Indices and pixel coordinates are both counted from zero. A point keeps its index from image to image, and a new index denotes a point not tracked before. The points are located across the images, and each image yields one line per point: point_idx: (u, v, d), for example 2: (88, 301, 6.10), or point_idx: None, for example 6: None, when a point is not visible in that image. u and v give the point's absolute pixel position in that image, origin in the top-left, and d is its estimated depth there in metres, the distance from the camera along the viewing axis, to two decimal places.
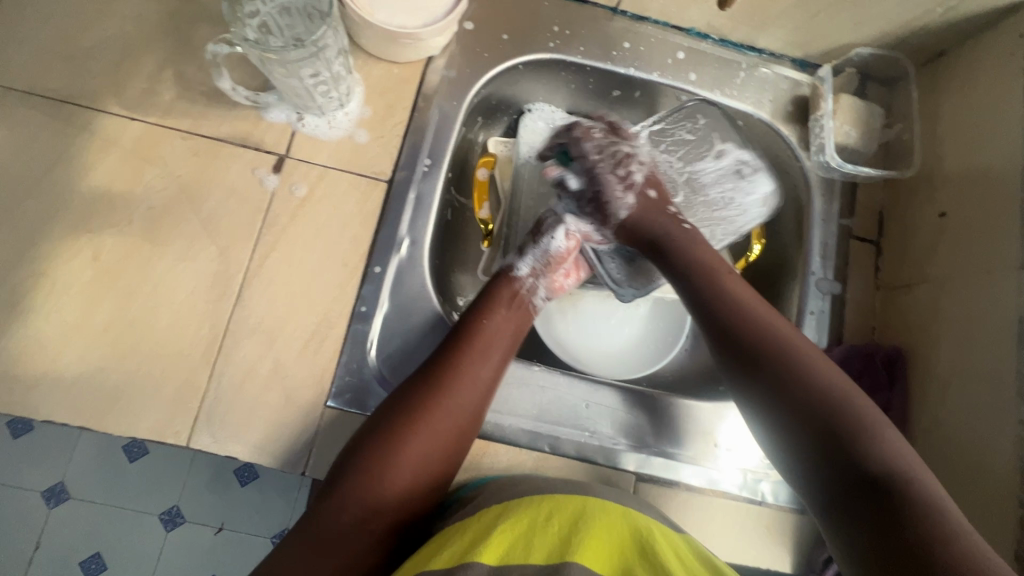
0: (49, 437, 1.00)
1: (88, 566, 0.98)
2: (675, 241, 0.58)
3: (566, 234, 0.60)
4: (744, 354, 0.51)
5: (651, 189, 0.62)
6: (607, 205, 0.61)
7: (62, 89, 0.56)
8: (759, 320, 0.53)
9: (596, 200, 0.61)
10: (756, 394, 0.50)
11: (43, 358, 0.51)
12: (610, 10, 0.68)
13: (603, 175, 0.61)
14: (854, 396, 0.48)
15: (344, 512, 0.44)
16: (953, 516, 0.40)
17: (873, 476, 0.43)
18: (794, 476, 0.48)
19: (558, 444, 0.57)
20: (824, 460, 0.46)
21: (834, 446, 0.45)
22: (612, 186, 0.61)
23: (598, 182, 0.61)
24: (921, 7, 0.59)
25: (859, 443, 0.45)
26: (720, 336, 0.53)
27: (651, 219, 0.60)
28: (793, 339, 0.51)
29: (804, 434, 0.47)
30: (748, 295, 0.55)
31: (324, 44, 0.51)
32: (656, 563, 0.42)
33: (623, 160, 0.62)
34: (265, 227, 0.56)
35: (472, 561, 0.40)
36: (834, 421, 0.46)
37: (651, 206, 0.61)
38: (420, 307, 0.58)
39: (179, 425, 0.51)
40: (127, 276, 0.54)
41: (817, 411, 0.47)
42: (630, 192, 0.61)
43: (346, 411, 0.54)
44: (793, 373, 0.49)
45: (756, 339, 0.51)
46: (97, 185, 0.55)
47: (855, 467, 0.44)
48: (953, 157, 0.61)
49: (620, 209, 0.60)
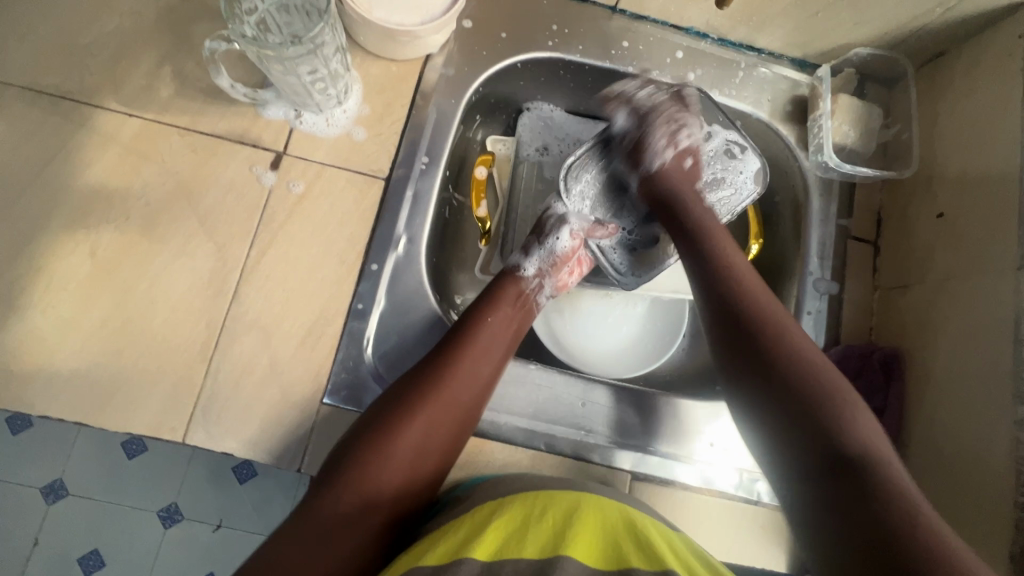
0: (47, 433, 1.00)
1: (86, 562, 0.98)
2: (689, 204, 0.59)
3: (571, 234, 0.62)
4: (737, 325, 0.50)
5: (688, 156, 0.62)
6: (645, 150, 0.62)
7: (60, 86, 0.57)
8: (756, 293, 0.52)
9: (636, 145, 0.62)
10: (743, 364, 0.49)
11: (40, 353, 0.51)
12: (609, 8, 0.68)
13: (654, 123, 0.61)
14: (844, 384, 0.46)
15: (339, 504, 0.44)
16: (925, 510, 0.38)
17: (850, 458, 0.41)
18: (765, 453, 0.46)
19: (555, 442, 0.57)
20: (802, 440, 0.44)
21: (815, 425, 0.43)
22: (658, 132, 0.61)
23: (651, 125, 0.61)
24: (920, 7, 0.59)
25: (841, 427, 0.43)
26: (715, 303, 0.52)
27: (674, 180, 0.61)
28: (789, 320, 0.50)
29: (787, 410, 0.45)
30: (746, 270, 0.54)
31: (321, 42, 0.51)
32: (651, 553, 0.42)
33: (679, 122, 0.61)
34: (262, 224, 0.56)
35: (465, 558, 0.40)
36: (820, 400, 0.44)
37: (683, 173, 0.62)
38: (417, 305, 0.58)
39: (176, 421, 0.51)
40: (124, 272, 0.54)
41: (793, 379, 0.46)
42: (669, 150, 0.61)
43: (342, 408, 0.54)
44: (781, 347, 0.48)
45: (753, 307, 0.50)
46: (94, 181, 0.55)
47: (834, 446, 0.42)
48: (951, 158, 0.61)
49: (654, 160, 0.62)
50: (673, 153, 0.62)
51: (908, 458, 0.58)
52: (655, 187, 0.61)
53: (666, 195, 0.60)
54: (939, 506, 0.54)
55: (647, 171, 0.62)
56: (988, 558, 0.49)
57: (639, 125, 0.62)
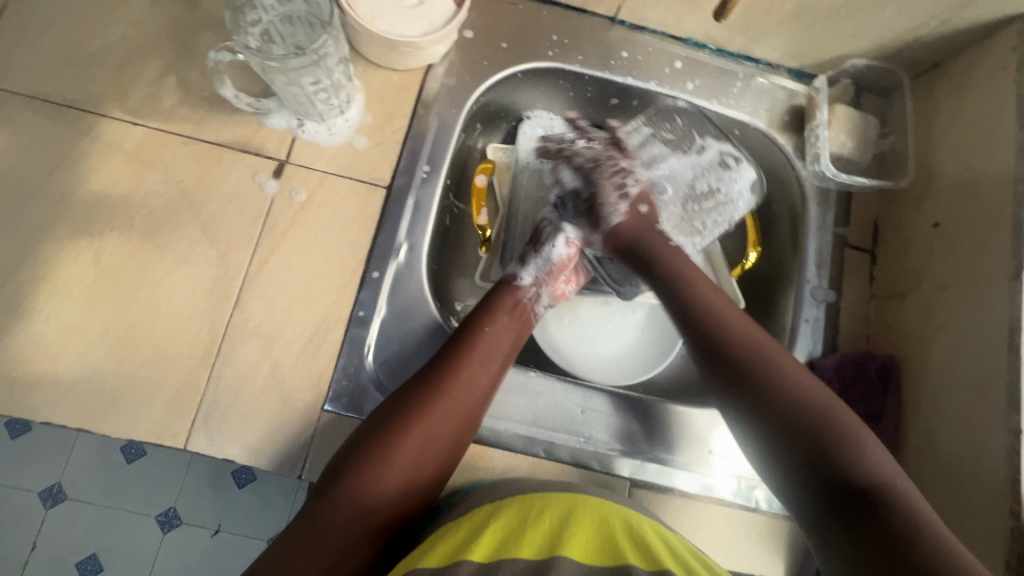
0: (47, 438, 1.00)
1: (85, 567, 0.98)
2: (655, 252, 0.60)
3: (566, 242, 0.63)
4: (727, 369, 0.51)
5: (643, 203, 0.65)
6: (599, 207, 0.64)
7: (65, 94, 0.57)
8: (742, 332, 0.53)
9: (591, 202, 0.65)
10: (742, 405, 0.50)
11: (43, 359, 0.51)
12: (608, 19, 0.68)
13: (601, 179, 0.65)
14: (841, 410, 0.47)
15: (339, 511, 0.45)
16: (938, 527, 0.40)
17: (861, 486, 0.43)
18: (782, 489, 0.47)
19: (553, 449, 0.57)
20: (812, 473, 0.45)
21: (821, 458, 0.45)
22: (608, 187, 0.64)
23: (597, 184, 0.65)
24: (916, 19, 0.60)
25: (846, 455, 0.44)
26: (705, 349, 0.53)
27: (637, 228, 0.62)
28: (778, 354, 0.51)
29: (794, 447, 0.46)
30: (729, 310, 0.55)
31: (324, 53, 0.52)
32: (649, 553, 0.43)
33: (622, 171, 0.65)
34: (264, 232, 0.57)
35: (463, 559, 0.41)
36: (822, 431, 0.46)
37: (641, 222, 0.63)
38: (417, 312, 0.58)
39: (178, 427, 0.52)
40: (127, 279, 0.54)
41: (796, 415, 0.47)
42: (623, 201, 0.64)
43: (343, 415, 0.54)
44: (776, 384, 0.49)
45: (740, 349, 0.52)
46: (98, 188, 0.55)
47: (845, 476, 0.43)
48: (947, 168, 0.62)
49: (610, 215, 0.63)
50: (626, 206, 0.64)
51: (904, 465, 0.58)
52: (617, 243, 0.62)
53: (627, 246, 0.62)
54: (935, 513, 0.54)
55: (605, 227, 0.63)
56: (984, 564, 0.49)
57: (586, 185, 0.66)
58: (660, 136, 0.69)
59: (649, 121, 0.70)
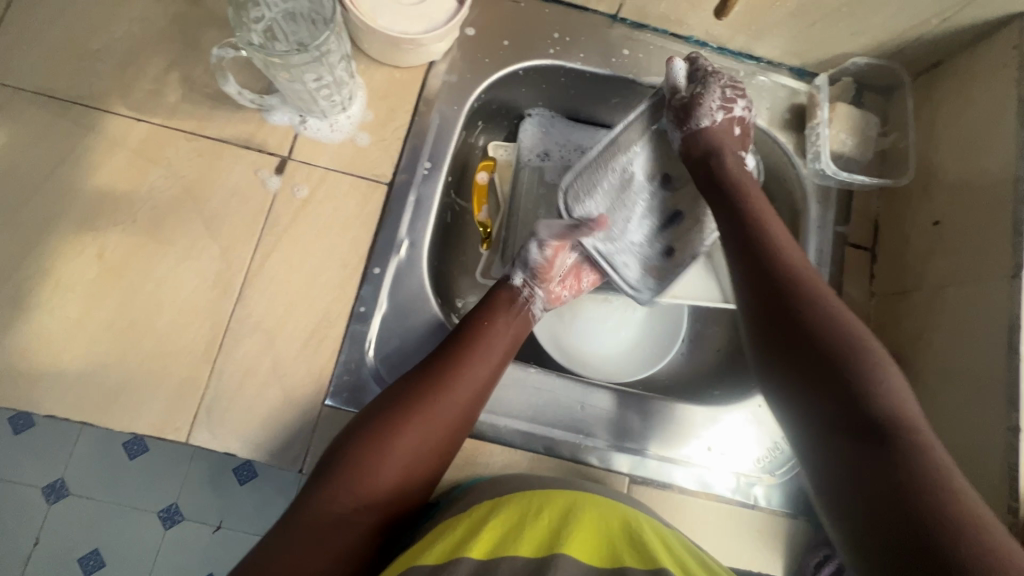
0: (49, 433, 1.01)
1: (87, 562, 0.99)
2: (728, 168, 0.57)
3: (540, 244, 0.59)
4: (765, 280, 0.52)
5: (738, 125, 0.60)
6: (693, 110, 0.58)
7: (70, 90, 0.57)
8: (788, 252, 0.53)
9: (685, 106, 0.58)
10: (774, 319, 0.50)
11: (46, 353, 0.52)
12: (610, 17, 0.69)
13: (711, 84, 0.58)
14: (871, 339, 0.47)
15: (336, 501, 0.45)
16: (944, 461, 0.40)
17: (873, 410, 0.43)
18: (789, 405, 0.48)
19: (553, 445, 0.58)
20: (824, 390, 0.45)
21: (838, 377, 0.45)
22: (715, 94, 0.58)
23: (708, 87, 0.58)
24: (917, 18, 0.60)
25: (865, 380, 0.44)
26: (749, 258, 0.53)
27: (722, 142, 0.59)
28: (823, 290, 0.51)
29: (811, 364, 0.47)
30: (778, 231, 0.55)
31: (327, 49, 0.52)
32: (644, 553, 0.43)
33: (738, 89, 0.60)
34: (266, 228, 0.57)
35: (462, 556, 0.41)
36: (846, 354, 0.46)
37: (728, 138, 0.59)
38: (418, 308, 0.58)
39: (180, 421, 0.52)
40: (130, 274, 0.54)
41: (835, 344, 0.46)
42: (721, 112, 0.58)
43: (344, 409, 0.54)
44: (811, 302, 0.49)
45: (783, 266, 0.52)
46: (102, 184, 0.56)
47: (857, 397, 0.44)
48: (948, 166, 0.62)
49: (705, 118, 0.57)
50: (727, 117, 0.59)
51: None
52: (696, 150, 0.59)
53: (713, 146, 0.58)
54: None
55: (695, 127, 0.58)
56: None
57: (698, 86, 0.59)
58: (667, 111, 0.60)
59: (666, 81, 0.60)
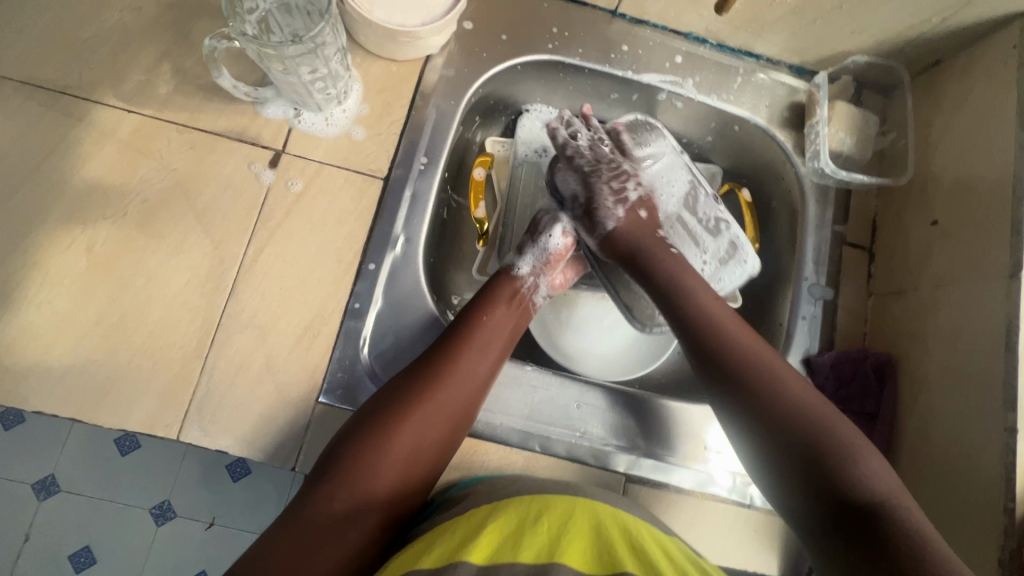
0: (39, 429, 1.00)
1: (78, 560, 0.98)
2: (657, 258, 0.58)
3: (563, 231, 0.62)
4: (721, 380, 0.51)
5: (642, 208, 0.63)
6: (597, 212, 0.62)
7: (59, 81, 0.56)
8: (741, 342, 0.52)
9: (588, 207, 0.62)
10: (741, 427, 0.50)
11: (33, 349, 0.51)
12: (609, 12, 0.68)
13: (599, 183, 0.62)
14: (841, 425, 0.47)
15: (334, 500, 0.44)
16: (936, 541, 0.40)
17: (865, 503, 0.43)
18: (778, 499, 0.48)
19: (549, 443, 0.57)
20: (813, 491, 0.45)
21: (819, 478, 0.45)
22: (604, 191, 0.62)
23: (593, 185, 0.63)
24: (918, 16, 0.60)
25: (846, 473, 0.44)
26: (701, 357, 0.53)
27: (636, 233, 0.61)
28: (772, 359, 0.51)
29: (793, 466, 0.46)
30: (726, 314, 0.54)
31: (322, 41, 0.51)
32: (645, 559, 0.42)
33: (621, 174, 0.63)
34: (260, 223, 0.56)
35: (460, 560, 0.40)
36: (818, 443, 0.46)
37: (640, 226, 0.62)
38: (414, 305, 0.58)
39: (170, 418, 0.51)
40: (120, 268, 0.54)
41: (792, 428, 0.47)
42: (619, 206, 0.62)
43: (338, 407, 0.54)
44: (770, 405, 0.48)
45: (738, 363, 0.51)
46: (92, 176, 0.55)
47: (843, 494, 0.44)
48: (946, 167, 0.61)
49: (608, 218, 0.62)
50: (624, 207, 0.62)
51: (899, 463, 0.58)
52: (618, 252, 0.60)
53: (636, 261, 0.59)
54: (929, 511, 0.54)
55: (602, 232, 0.61)
56: (976, 562, 0.49)
57: (585, 193, 0.63)
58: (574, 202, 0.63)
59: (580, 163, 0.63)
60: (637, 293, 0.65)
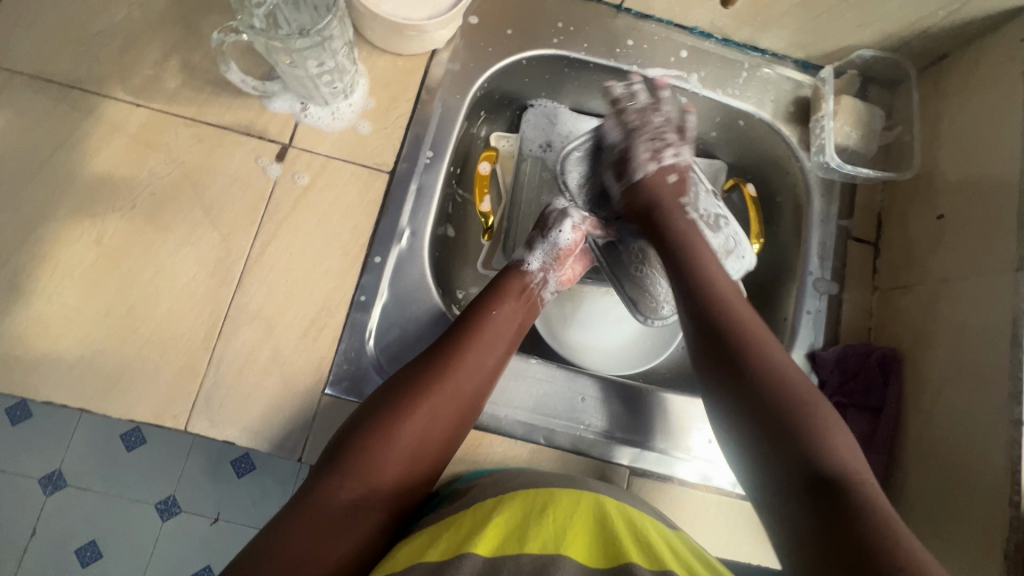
0: (46, 422, 1.01)
1: (83, 554, 0.98)
2: (669, 223, 0.60)
3: (573, 227, 0.61)
4: (715, 352, 0.51)
5: (674, 173, 0.64)
6: (628, 163, 0.64)
7: (68, 75, 0.57)
8: (737, 311, 0.53)
9: (622, 157, 0.64)
10: (721, 394, 0.50)
11: (43, 340, 0.51)
12: (614, 7, 0.68)
13: (638, 139, 0.64)
14: (823, 406, 0.47)
15: (344, 487, 0.44)
16: (896, 522, 0.40)
17: (829, 479, 0.43)
18: (744, 466, 0.48)
19: (553, 436, 0.57)
20: (783, 460, 0.45)
21: (796, 444, 0.45)
22: (642, 147, 0.63)
23: (634, 148, 0.64)
24: (925, 10, 0.60)
25: (816, 449, 0.44)
26: (694, 316, 0.53)
27: (659, 191, 0.62)
28: (768, 336, 0.51)
29: (765, 434, 0.46)
30: (727, 289, 0.55)
31: (329, 35, 0.52)
32: (650, 552, 0.42)
33: (664, 138, 0.64)
34: (266, 216, 0.57)
35: (467, 552, 0.40)
36: (797, 416, 0.46)
37: (664, 189, 0.63)
38: (420, 298, 0.58)
39: (177, 409, 0.52)
40: (128, 260, 0.54)
41: (780, 401, 0.47)
42: (653, 164, 0.63)
43: (343, 399, 0.54)
44: (758, 378, 0.48)
45: (730, 327, 0.51)
46: (101, 169, 0.55)
47: (813, 467, 0.44)
48: (953, 161, 0.61)
49: (637, 170, 0.63)
50: (659, 168, 0.63)
51: (904, 458, 0.58)
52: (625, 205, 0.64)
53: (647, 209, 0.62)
54: (934, 505, 0.54)
55: (630, 180, 0.64)
56: (981, 557, 0.49)
57: (624, 148, 0.64)
58: (611, 149, 0.65)
59: (612, 118, 0.65)
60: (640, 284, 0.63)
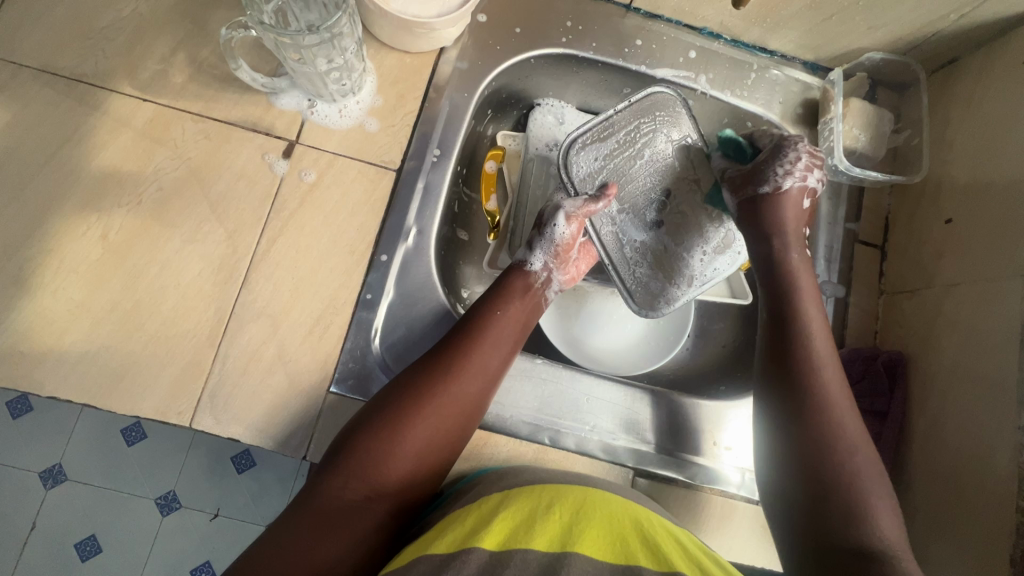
0: (49, 417, 1.01)
1: (83, 548, 0.98)
2: (787, 256, 0.57)
3: (567, 218, 0.58)
4: (788, 378, 0.51)
5: (807, 199, 0.59)
6: (758, 173, 0.58)
7: (74, 69, 0.57)
8: (827, 363, 0.51)
9: (752, 171, 0.58)
10: (786, 414, 0.50)
11: (47, 335, 0.51)
12: (623, 7, 0.68)
13: (783, 152, 0.58)
14: (872, 477, 0.47)
15: (349, 487, 0.44)
16: None
17: (865, 541, 0.43)
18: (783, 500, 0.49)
19: (558, 437, 0.57)
20: (829, 504, 0.45)
21: (840, 494, 0.46)
22: (778, 164, 0.57)
23: (778, 155, 0.58)
24: (936, 13, 0.59)
25: (860, 514, 0.45)
26: (777, 352, 0.53)
27: (781, 209, 0.58)
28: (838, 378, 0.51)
29: (815, 470, 0.47)
30: (818, 320, 0.54)
31: (338, 31, 0.51)
32: (659, 556, 0.41)
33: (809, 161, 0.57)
34: (273, 213, 0.57)
35: (473, 546, 0.40)
36: (846, 470, 0.46)
37: (791, 210, 0.58)
38: (427, 297, 0.58)
39: (182, 406, 0.51)
40: (133, 256, 0.54)
41: (834, 448, 0.47)
42: (789, 182, 0.57)
43: (348, 397, 0.54)
44: (823, 428, 0.48)
45: (817, 381, 0.50)
46: (106, 164, 0.55)
47: (852, 523, 0.44)
48: (963, 163, 0.61)
49: (765, 184, 0.57)
50: (797, 186, 0.57)
51: (912, 461, 0.58)
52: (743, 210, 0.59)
53: (770, 226, 0.58)
54: (944, 507, 0.54)
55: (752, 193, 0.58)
56: (991, 559, 0.49)
57: (769, 152, 0.59)
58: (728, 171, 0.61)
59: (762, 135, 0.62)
60: (645, 280, 0.62)
